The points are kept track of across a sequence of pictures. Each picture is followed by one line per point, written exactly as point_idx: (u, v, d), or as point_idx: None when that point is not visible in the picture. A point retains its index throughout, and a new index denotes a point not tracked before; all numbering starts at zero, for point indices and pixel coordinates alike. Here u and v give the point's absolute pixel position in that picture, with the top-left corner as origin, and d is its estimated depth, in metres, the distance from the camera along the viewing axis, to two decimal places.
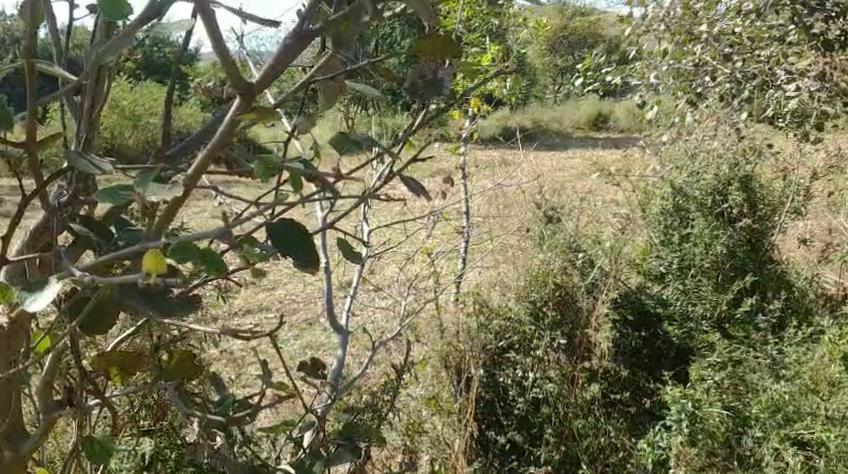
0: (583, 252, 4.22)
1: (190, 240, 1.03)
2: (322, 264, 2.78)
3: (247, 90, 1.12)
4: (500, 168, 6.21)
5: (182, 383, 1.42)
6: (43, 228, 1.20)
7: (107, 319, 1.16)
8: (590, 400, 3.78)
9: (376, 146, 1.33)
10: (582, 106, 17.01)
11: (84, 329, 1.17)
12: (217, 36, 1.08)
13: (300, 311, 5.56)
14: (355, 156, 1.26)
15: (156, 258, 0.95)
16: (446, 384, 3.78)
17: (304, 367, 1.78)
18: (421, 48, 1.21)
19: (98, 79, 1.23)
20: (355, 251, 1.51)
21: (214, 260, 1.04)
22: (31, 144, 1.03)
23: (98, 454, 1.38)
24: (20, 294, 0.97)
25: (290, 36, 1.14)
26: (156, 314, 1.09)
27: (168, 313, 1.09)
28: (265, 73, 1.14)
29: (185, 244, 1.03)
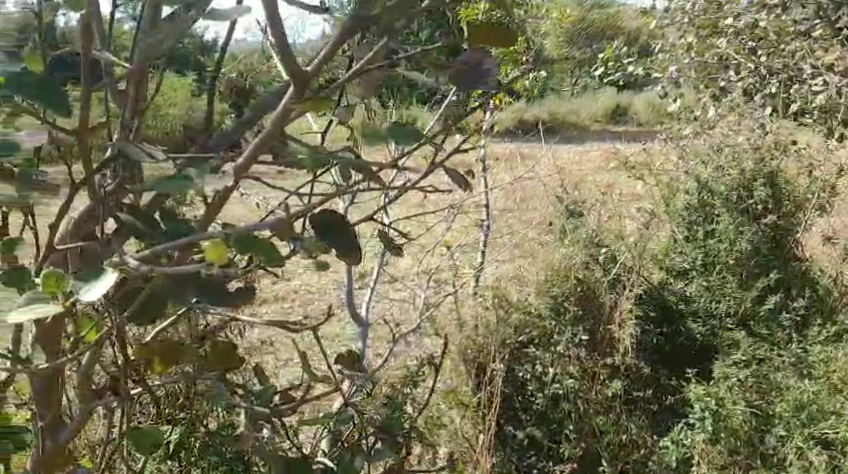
0: (606, 247, 4.18)
1: (250, 231, 1.02)
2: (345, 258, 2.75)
3: (301, 77, 1.13)
4: (521, 161, 6.19)
5: (224, 372, 1.44)
6: (86, 218, 1.22)
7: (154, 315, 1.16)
8: (611, 397, 3.73)
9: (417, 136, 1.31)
10: (601, 100, 16.92)
11: (133, 320, 1.15)
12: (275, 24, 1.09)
13: (317, 302, 5.55)
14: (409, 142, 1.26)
15: (218, 247, 1.01)
16: (464, 378, 3.75)
17: (341, 359, 1.79)
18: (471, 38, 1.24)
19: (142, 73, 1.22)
20: (396, 247, 1.54)
21: (273, 251, 1.04)
22: (82, 134, 1.05)
23: (147, 441, 1.37)
24: (74, 286, 0.97)
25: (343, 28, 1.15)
26: (208, 305, 1.10)
27: (218, 304, 1.12)
28: (316, 64, 1.16)
29: (245, 236, 1.04)
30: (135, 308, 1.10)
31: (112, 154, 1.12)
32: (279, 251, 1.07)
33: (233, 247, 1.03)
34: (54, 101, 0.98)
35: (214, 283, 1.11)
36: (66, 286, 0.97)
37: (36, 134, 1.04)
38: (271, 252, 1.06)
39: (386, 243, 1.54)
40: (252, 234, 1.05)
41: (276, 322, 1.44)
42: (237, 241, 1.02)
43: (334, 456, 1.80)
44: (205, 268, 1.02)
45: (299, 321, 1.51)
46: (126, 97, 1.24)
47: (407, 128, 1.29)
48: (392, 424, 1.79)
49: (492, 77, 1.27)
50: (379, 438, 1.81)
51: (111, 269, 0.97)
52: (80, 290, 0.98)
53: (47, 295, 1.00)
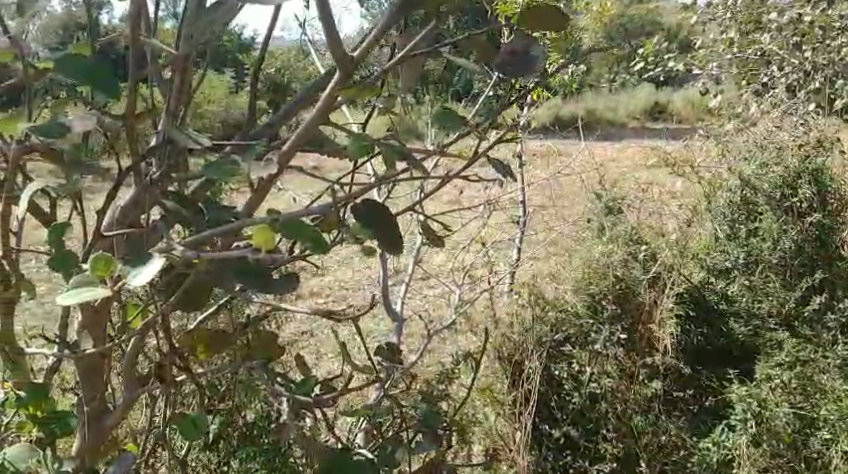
0: (645, 245, 4.12)
1: (298, 217, 1.04)
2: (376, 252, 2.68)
3: (348, 64, 1.12)
4: (558, 156, 6.12)
5: (266, 361, 1.44)
6: (132, 207, 1.21)
7: (202, 302, 1.16)
8: (651, 397, 3.70)
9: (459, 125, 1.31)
10: (637, 97, 16.80)
11: (182, 308, 1.16)
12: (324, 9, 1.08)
13: (350, 296, 5.54)
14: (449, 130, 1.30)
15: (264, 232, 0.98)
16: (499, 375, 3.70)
17: (380, 352, 1.79)
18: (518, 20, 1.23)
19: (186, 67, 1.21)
20: (440, 239, 1.53)
21: (322, 238, 1.05)
22: (130, 120, 1.06)
23: (191, 428, 1.39)
24: (123, 270, 0.98)
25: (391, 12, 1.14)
26: (257, 292, 1.10)
27: (266, 292, 1.10)
28: (365, 48, 1.15)
29: (293, 221, 1.05)
30: (180, 294, 1.11)
31: (159, 142, 1.12)
32: (328, 239, 1.08)
33: (281, 232, 1.04)
34: (102, 86, 1.00)
35: (262, 269, 1.09)
36: (115, 270, 0.98)
37: (86, 118, 1.03)
38: (320, 241, 1.06)
39: (429, 236, 1.53)
40: (299, 220, 1.06)
41: (321, 310, 1.49)
42: (284, 225, 1.03)
43: (374, 450, 1.80)
44: (251, 255, 1.02)
45: (341, 310, 1.55)
46: (170, 85, 1.23)
47: (450, 115, 1.32)
48: (432, 419, 1.77)
49: (538, 64, 1.24)
50: (419, 432, 1.81)
51: (158, 254, 0.97)
52: (128, 274, 0.98)
53: (96, 280, 1.00)
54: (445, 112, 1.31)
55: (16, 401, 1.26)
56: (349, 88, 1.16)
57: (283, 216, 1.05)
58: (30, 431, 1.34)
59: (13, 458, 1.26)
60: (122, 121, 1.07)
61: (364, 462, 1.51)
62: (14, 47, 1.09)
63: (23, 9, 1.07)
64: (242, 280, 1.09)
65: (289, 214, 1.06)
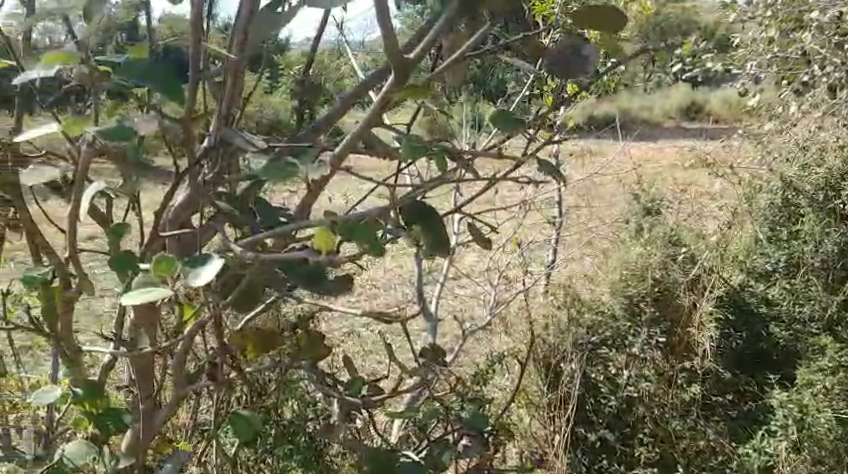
0: (685, 246, 4.10)
1: (358, 219, 1.08)
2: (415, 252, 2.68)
3: (403, 64, 1.14)
4: (594, 156, 6.08)
5: (313, 360, 1.46)
6: (185, 208, 1.23)
7: (256, 301, 1.19)
8: (689, 401, 3.66)
9: (514, 124, 1.29)
10: (672, 97, 16.71)
11: (235, 307, 1.18)
12: (382, 10, 1.09)
13: (385, 295, 5.55)
14: (507, 129, 1.28)
15: (326, 237, 1.05)
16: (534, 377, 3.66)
17: (425, 354, 1.80)
18: (581, 20, 1.23)
19: (237, 70, 1.23)
20: (488, 241, 1.51)
21: (379, 241, 1.09)
22: (188, 124, 1.09)
23: (242, 427, 1.41)
24: (184, 271, 1.01)
25: (446, 14, 1.14)
26: (313, 291, 1.12)
27: (320, 290, 1.13)
28: (421, 50, 1.16)
29: (352, 224, 1.09)
30: (236, 294, 1.14)
31: (220, 139, 1.16)
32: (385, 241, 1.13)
33: (339, 233, 1.08)
34: (173, 89, 1.07)
35: (318, 271, 1.12)
36: (176, 271, 1.01)
37: (149, 120, 1.05)
38: (377, 242, 1.11)
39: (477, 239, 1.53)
40: (357, 220, 1.10)
41: (370, 311, 1.50)
42: (345, 226, 1.08)
43: (419, 451, 1.80)
44: (310, 257, 1.07)
45: (389, 310, 1.56)
46: (222, 86, 1.24)
47: (508, 117, 1.30)
48: (478, 422, 1.77)
49: (592, 62, 1.24)
50: (465, 435, 1.80)
51: (218, 256, 1.00)
52: (188, 275, 1.01)
53: (157, 280, 1.02)
54: (508, 114, 1.29)
55: (72, 398, 1.28)
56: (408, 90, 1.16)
57: (340, 218, 1.09)
58: (87, 429, 1.36)
59: (73, 457, 1.29)
60: (179, 123, 1.10)
61: (410, 464, 1.51)
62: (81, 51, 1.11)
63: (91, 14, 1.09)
64: (296, 279, 1.12)
65: (348, 215, 1.10)
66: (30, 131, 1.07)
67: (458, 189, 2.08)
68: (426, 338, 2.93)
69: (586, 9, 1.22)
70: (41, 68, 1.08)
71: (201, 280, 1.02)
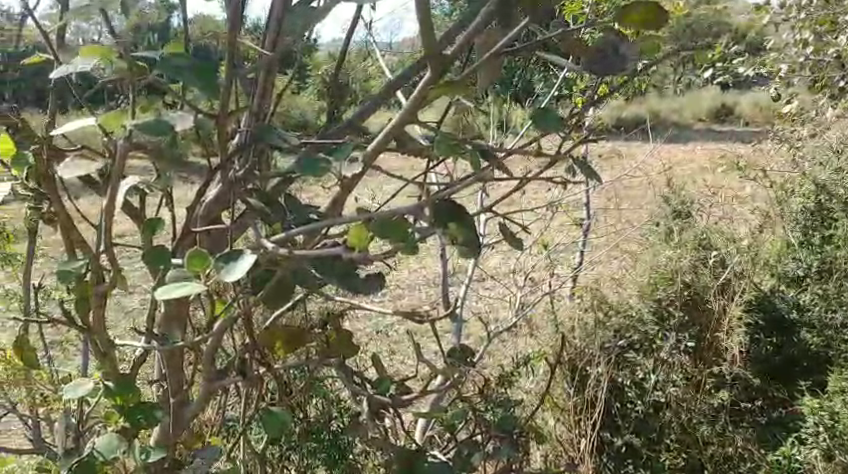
0: (715, 250, 4.07)
1: (394, 215, 1.07)
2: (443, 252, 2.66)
3: (441, 59, 1.14)
4: (624, 157, 6.02)
5: (343, 358, 1.45)
6: (216, 203, 1.24)
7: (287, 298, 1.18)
8: (717, 406, 3.61)
9: (557, 123, 1.25)
10: (703, 99, 16.57)
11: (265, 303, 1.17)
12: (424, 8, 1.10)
13: (412, 295, 5.53)
14: (549, 128, 1.24)
15: (359, 232, 1.09)
16: (559, 381, 3.60)
17: (456, 353, 1.77)
18: (622, 17, 1.19)
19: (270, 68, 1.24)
20: (521, 241, 1.48)
21: (412, 238, 1.08)
22: (221, 120, 1.10)
23: (273, 424, 1.40)
24: (217, 266, 1.00)
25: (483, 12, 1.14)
26: (344, 289, 1.12)
27: (352, 289, 1.12)
28: (458, 47, 1.16)
29: (388, 221, 1.09)
30: (268, 291, 1.14)
31: (253, 134, 1.18)
32: (419, 240, 1.11)
33: (375, 229, 1.07)
34: (212, 86, 1.02)
35: (349, 268, 1.11)
36: (209, 266, 1.01)
37: (186, 117, 1.05)
38: (410, 239, 1.10)
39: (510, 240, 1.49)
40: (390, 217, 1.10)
41: (400, 310, 1.48)
42: (381, 224, 1.08)
43: (449, 452, 1.77)
44: (344, 252, 1.08)
45: (419, 309, 1.54)
46: (255, 84, 1.25)
47: (551, 114, 1.26)
48: (506, 422, 1.74)
49: (627, 61, 1.22)
50: (495, 438, 1.77)
51: (251, 251, 1.00)
52: (221, 269, 1.01)
53: (191, 274, 1.03)
54: (547, 111, 1.26)
55: (104, 391, 1.28)
56: (443, 85, 1.16)
57: (376, 213, 1.08)
58: (118, 423, 1.36)
59: (103, 450, 1.29)
60: (213, 119, 1.10)
61: (440, 465, 1.49)
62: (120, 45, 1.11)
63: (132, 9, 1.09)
64: (326, 277, 1.11)
65: (384, 212, 1.10)
66: (63, 125, 1.06)
67: (487, 188, 2.06)
68: (450, 339, 2.90)
69: (626, 6, 1.18)
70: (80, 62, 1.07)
71: (234, 277, 1.01)
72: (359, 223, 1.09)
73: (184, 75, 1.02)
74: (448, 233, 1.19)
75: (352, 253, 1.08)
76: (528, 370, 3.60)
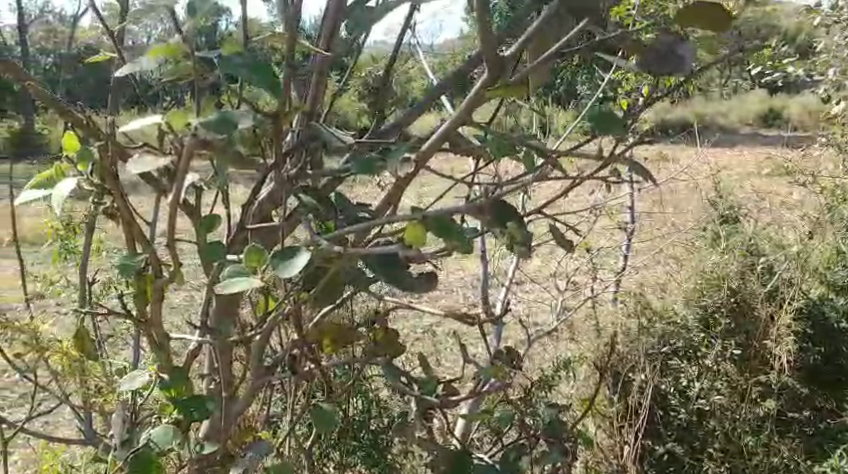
0: (763, 256, 4.00)
1: (450, 214, 1.06)
2: (485, 252, 2.63)
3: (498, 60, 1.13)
4: (669, 160, 5.96)
5: (389, 357, 1.45)
6: (268, 201, 1.25)
7: (338, 295, 1.17)
8: (764, 416, 3.55)
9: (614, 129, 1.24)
10: (748, 102, 16.35)
11: (317, 300, 1.17)
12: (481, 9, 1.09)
13: (454, 296, 5.51)
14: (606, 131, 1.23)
15: (416, 230, 1.08)
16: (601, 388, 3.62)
17: (505, 355, 1.75)
18: (682, 16, 1.16)
19: (323, 68, 1.23)
20: (574, 244, 1.46)
21: (467, 240, 1.06)
22: (279, 119, 1.10)
23: (321, 422, 1.39)
24: (273, 264, 1.01)
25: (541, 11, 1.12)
26: (396, 289, 1.12)
27: (405, 288, 1.12)
28: (516, 45, 1.17)
29: (442, 222, 1.07)
30: (320, 287, 1.13)
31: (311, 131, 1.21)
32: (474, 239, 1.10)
33: (431, 227, 1.07)
34: (271, 82, 1.04)
35: (401, 267, 1.11)
36: (266, 263, 1.02)
37: (246, 115, 1.04)
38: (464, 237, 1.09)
39: (564, 244, 1.46)
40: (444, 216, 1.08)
41: (449, 311, 1.47)
42: (437, 227, 1.06)
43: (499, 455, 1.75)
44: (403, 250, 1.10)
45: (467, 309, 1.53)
46: (308, 83, 1.26)
47: (617, 121, 1.25)
48: (556, 429, 1.72)
49: (688, 61, 1.20)
50: (544, 441, 1.74)
51: (305, 249, 1.00)
52: (276, 268, 1.01)
53: (249, 270, 1.04)
54: (605, 113, 1.26)
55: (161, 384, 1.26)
56: (496, 86, 1.14)
57: (432, 211, 1.08)
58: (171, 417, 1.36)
59: (159, 441, 1.27)
60: (270, 118, 1.10)
61: (487, 467, 1.48)
62: (186, 45, 1.09)
63: (195, 6, 1.08)
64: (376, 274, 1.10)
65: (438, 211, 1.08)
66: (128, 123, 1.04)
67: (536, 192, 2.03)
68: (492, 341, 2.87)
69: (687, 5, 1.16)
70: (146, 60, 1.09)
71: (289, 274, 1.02)
72: (414, 222, 1.09)
73: (246, 72, 1.04)
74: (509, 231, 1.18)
75: (406, 251, 1.08)
76: (569, 375, 3.60)
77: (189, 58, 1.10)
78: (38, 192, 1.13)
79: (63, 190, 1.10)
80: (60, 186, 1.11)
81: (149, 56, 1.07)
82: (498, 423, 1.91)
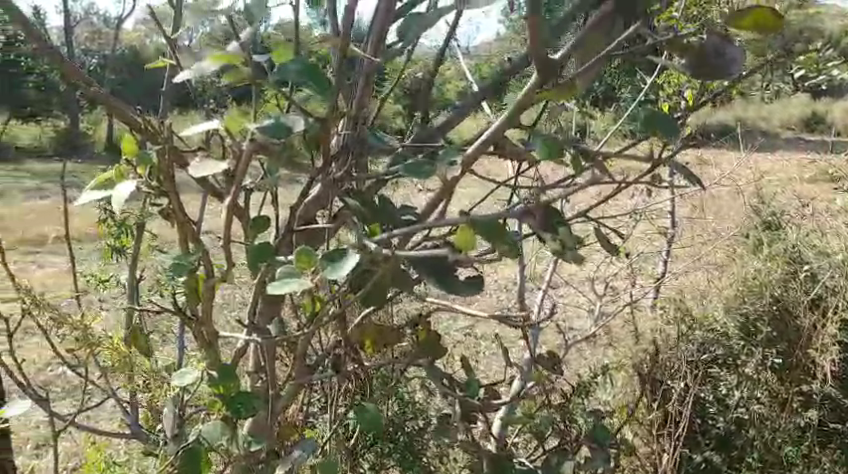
0: (808, 264, 3.93)
1: (498, 218, 1.07)
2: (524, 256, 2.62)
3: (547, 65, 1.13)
4: (711, 164, 5.90)
5: (432, 359, 1.44)
6: (313, 203, 1.26)
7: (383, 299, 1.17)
8: (804, 426, 3.54)
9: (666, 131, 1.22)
10: (790, 105, 16.14)
11: (363, 303, 1.17)
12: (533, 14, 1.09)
13: (492, 298, 5.50)
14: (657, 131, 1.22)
15: (466, 233, 1.08)
16: (639, 395, 3.60)
17: (546, 359, 1.74)
18: (734, 22, 1.15)
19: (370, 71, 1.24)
20: (620, 249, 1.44)
21: (516, 246, 1.07)
22: (329, 122, 1.11)
23: (365, 422, 1.39)
24: (322, 267, 1.01)
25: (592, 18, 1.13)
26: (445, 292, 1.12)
27: (454, 292, 1.12)
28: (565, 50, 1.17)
29: (493, 227, 1.07)
30: (367, 289, 1.13)
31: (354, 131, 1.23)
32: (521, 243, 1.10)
33: (478, 231, 1.07)
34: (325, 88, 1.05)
35: (450, 271, 1.12)
36: (316, 266, 1.02)
37: (296, 118, 1.07)
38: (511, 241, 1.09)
39: (609, 248, 1.45)
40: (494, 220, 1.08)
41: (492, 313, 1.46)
42: (485, 230, 1.07)
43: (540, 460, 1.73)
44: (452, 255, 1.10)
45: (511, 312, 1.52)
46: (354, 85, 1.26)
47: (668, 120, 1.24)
48: (600, 435, 1.69)
49: (736, 66, 1.19)
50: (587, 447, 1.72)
51: (355, 252, 1.01)
52: (325, 271, 1.01)
53: (298, 271, 1.04)
54: (658, 115, 1.23)
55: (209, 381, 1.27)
56: (547, 92, 1.16)
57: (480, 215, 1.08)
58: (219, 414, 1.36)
59: (208, 437, 1.27)
60: (321, 121, 1.11)
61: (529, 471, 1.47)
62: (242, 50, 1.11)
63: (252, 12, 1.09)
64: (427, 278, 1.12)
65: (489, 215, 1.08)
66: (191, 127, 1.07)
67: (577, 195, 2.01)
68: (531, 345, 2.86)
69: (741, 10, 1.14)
70: (203, 65, 1.08)
71: (337, 277, 1.02)
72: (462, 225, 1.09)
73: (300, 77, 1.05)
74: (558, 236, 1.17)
75: (455, 254, 1.08)
76: (606, 381, 3.57)
77: (245, 65, 1.11)
78: (100, 193, 1.13)
79: (123, 191, 1.10)
80: (120, 189, 1.11)
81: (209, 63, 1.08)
82: (538, 427, 1.89)
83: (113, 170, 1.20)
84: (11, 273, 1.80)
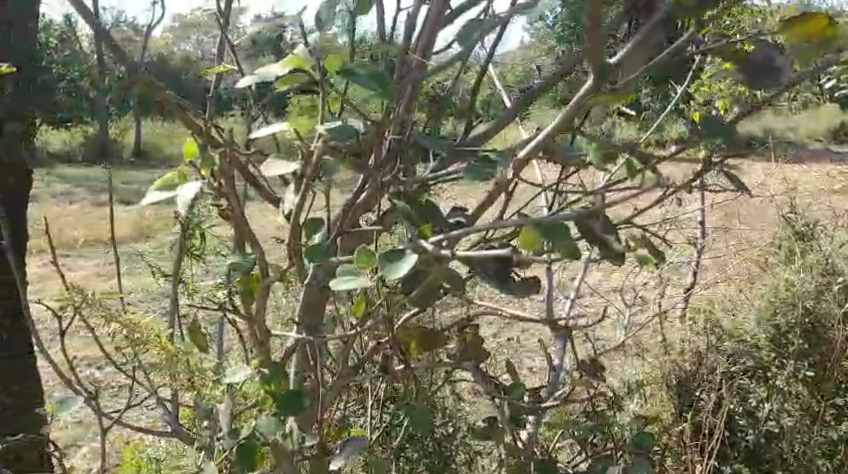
0: (842, 275, 3.90)
1: (557, 221, 1.09)
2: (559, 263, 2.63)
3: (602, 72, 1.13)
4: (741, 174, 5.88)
5: (476, 361, 1.46)
6: (360, 206, 1.29)
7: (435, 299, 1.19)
8: (836, 440, 3.46)
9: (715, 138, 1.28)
10: (819, 116, 16.00)
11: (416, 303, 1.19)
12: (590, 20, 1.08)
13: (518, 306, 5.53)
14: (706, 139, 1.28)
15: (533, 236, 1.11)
16: (666, 404, 3.64)
17: (589, 365, 1.74)
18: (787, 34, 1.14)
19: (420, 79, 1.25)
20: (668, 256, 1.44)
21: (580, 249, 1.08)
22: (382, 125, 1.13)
23: (412, 422, 1.41)
24: (382, 266, 1.03)
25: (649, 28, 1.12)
26: (501, 292, 1.13)
27: (507, 293, 1.13)
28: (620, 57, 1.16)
29: (558, 229, 1.09)
30: (421, 290, 1.15)
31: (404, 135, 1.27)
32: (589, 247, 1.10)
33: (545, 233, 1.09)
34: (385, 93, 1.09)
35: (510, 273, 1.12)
36: (376, 265, 1.05)
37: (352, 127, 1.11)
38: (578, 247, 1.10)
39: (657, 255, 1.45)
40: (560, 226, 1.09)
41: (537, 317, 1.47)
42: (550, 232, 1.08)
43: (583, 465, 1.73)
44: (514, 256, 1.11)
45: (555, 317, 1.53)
46: (404, 91, 1.29)
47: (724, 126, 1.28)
48: (643, 440, 1.69)
49: (783, 73, 1.18)
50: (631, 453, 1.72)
51: (414, 251, 1.02)
52: (383, 269, 1.03)
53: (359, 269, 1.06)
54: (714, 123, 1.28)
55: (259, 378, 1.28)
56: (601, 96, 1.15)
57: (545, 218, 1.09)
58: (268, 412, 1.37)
59: (263, 432, 1.28)
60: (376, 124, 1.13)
61: None
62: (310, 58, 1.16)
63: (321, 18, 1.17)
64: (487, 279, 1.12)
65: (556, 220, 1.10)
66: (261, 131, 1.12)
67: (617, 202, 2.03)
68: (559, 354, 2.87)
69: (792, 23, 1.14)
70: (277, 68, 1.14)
71: (397, 277, 1.04)
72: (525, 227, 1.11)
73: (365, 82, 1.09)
74: (612, 243, 1.18)
75: (517, 256, 1.10)
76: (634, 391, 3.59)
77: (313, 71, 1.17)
78: (162, 193, 1.15)
79: (187, 193, 1.10)
80: (184, 190, 1.12)
81: (283, 67, 1.14)
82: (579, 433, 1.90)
83: (175, 172, 1.21)
84: (58, 273, 1.84)
